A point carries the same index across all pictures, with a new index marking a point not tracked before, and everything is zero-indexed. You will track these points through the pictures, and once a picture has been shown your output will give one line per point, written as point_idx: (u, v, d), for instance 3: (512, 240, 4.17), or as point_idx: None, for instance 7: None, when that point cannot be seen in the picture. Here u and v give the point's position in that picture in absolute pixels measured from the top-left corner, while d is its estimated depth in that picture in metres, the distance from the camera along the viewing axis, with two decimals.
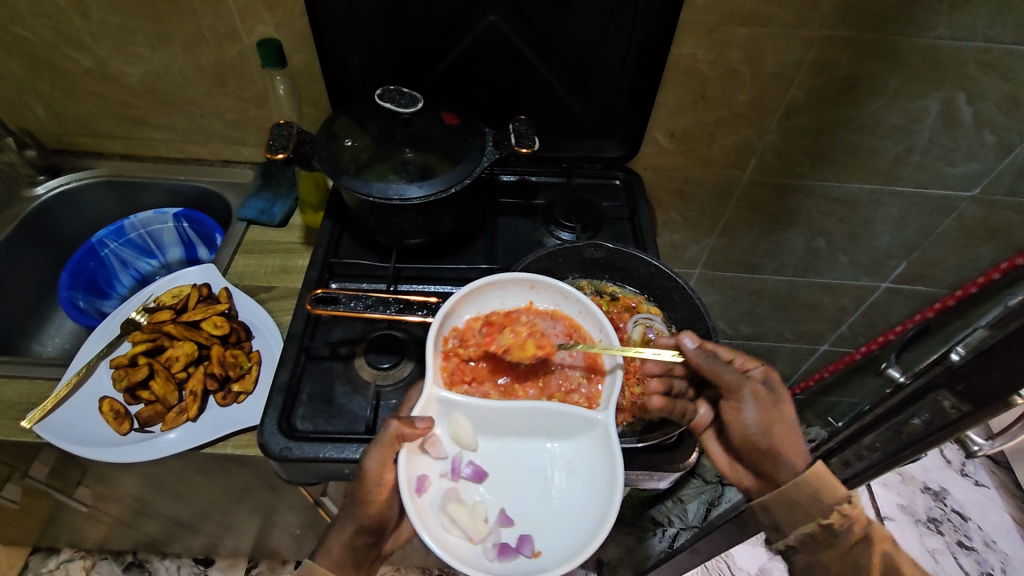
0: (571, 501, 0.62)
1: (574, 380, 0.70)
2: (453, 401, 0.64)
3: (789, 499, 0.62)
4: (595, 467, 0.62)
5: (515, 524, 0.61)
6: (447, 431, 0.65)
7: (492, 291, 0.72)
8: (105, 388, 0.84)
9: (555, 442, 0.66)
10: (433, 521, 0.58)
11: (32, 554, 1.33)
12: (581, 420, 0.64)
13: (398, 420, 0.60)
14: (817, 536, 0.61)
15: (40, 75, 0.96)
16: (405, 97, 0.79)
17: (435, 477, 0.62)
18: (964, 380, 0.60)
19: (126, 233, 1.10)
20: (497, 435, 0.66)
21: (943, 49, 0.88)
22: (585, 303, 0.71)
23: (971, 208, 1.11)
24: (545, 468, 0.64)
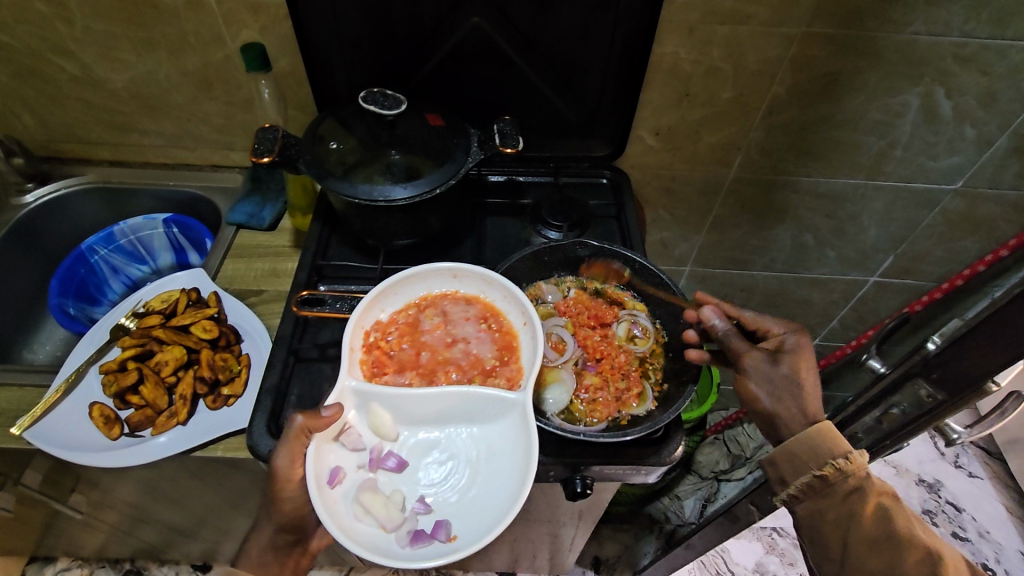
0: (488, 485, 0.64)
1: (493, 364, 0.72)
2: (368, 391, 0.65)
3: (791, 453, 0.63)
4: (512, 451, 0.64)
5: (431, 510, 0.63)
6: (366, 421, 0.66)
7: (413, 281, 0.75)
8: (95, 393, 0.84)
9: (476, 427, 0.68)
10: (345, 512, 0.60)
11: (29, 563, 1.33)
12: (500, 403, 0.66)
13: (303, 415, 0.61)
14: (816, 485, 0.62)
15: (26, 82, 0.96)
16: (389, 99, 0.80)
17: (351, 469, 0.63)
18: (938, 369, 0.64)
19: (116, 239, 1.10)
20: (417, 422, 0.68)
21: (920, 44, 0.89)
22: (508, 287, 0.74)
23: (954, 201, 1.12)
24: (465, 452, 0.66)
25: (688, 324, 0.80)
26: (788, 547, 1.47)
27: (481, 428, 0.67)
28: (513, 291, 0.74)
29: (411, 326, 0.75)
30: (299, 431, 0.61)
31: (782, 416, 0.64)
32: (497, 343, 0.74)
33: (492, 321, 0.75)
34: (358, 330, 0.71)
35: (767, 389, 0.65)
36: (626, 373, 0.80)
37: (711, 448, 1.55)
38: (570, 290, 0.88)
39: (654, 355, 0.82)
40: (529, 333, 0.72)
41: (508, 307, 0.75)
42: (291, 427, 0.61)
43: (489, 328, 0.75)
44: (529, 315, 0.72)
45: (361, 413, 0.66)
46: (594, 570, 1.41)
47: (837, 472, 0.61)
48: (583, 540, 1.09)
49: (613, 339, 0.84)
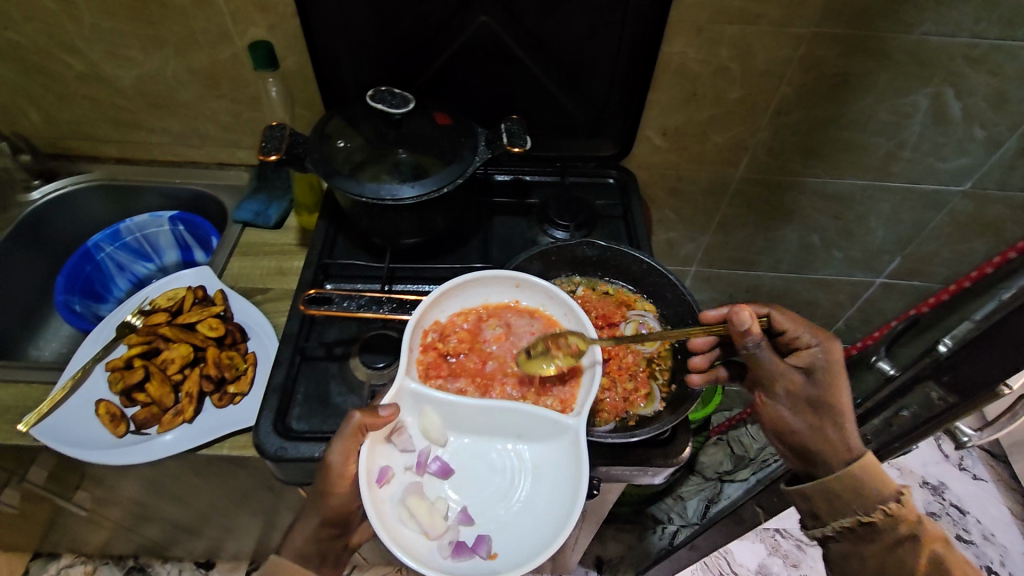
0: (532, 505, 0.64)
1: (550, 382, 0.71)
2: (424, 394, 0.66)
3: (829, 490, 0.62)
4: (561, 474, 0.64)
5: (474, 523, 0.63)
6: (417, 424, 0.67)
7: (477, 286, 0.75)
8: (101, 391, 0.84)
9: (524, 445, 0.68)
10: (390, 513, 0.60)
11: (33, 559, 1.33)
12: (552, 424, 0.65)
13: (361, 412, 0.61)
14: (857, 529, 0.62)
15: (33, 79, 0.96)
16: (397, 98, 0.80)
17: (399, 469, 0.64)
18: (950, 370, 0.63)
19: (122, 236, 1.10)
20: (467, 431, 0.68)
21: (930, 45, 0.88)
22: (570, 305, 0.73)
23: (962, 202, 1.12)
24: (513, 468, 0.66)
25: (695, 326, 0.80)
26: (792, 549, 1.46)
27: (529, 446, 0.67)
28: (575, 309, 0.72)
29: (472, 333, 0.74)
30: (356, 428, 0.61)
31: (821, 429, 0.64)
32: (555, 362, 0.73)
33: (552, 336, 0.74)
34: (418, 330, 0.71)
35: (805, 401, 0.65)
36: (633, 374, 0.79)
37: (716, 449, 1.53)
38: (578, 289, 0.88)
39: (661, 357, 0.81)
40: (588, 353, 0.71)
41: (569, 324, 0.74)
42: (347, 424, 0.61)
43: (548, 344, 0.74)
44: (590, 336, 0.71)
45: (414, 416, 0.67)
46: (597, 569, 1.41)
47: (887, 517, 0.60)
48: (587, 540, 1.09)
49: (621, 339, 0.83)
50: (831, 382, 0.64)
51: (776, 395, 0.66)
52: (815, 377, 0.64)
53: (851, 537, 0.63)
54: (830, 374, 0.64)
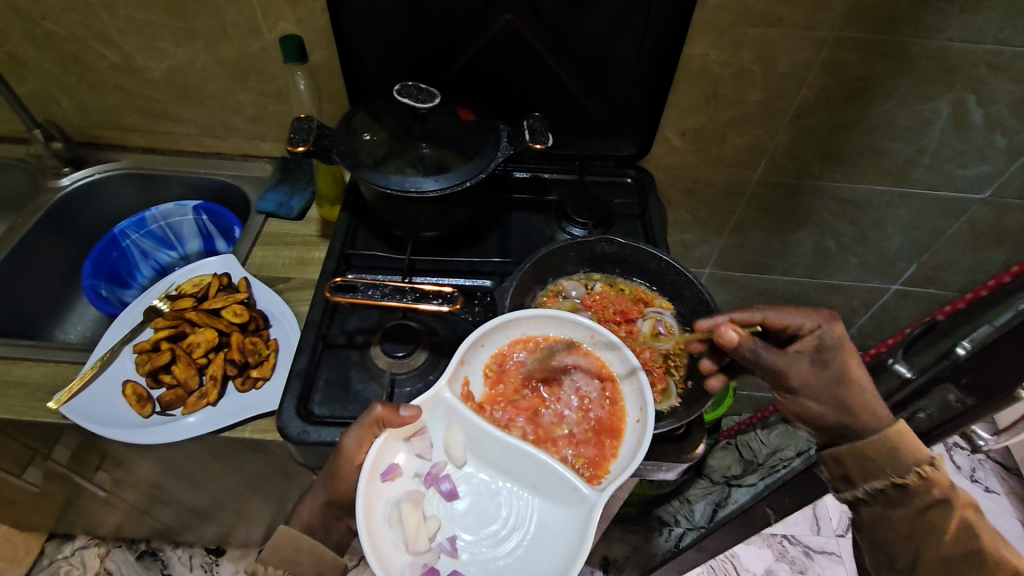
0: (518, 561, 0.62)
1: (587, 449, 0.68)
2: (455, 409, 0.67)
3: (862, 455, 0.63)
4: (560, 543, 0.62)
5: (455, 556, 0.62)
6: (441, 435, 0.67)
7: (549, 326, 0.73)
8: (128, 372, 0.86)
9: (537, 498, 0.66)
10: (381, 510, 0.61)
11: (48, 540, 1.36)
12: (571, 490, 0.64)
13: (382, 406, 0.64)
14: (889, 492, 0.63)
15: (68, 68, 0.99)
16: (423, 93, 0.82)
17: (408, 474, 0.65)
18: (967, 374, 0.64)
19: (147, 224, 1.12)
20: (489, 464, 0.68)
21: (954, 51, 0.89)
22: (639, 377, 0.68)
23: (981, 211, 1.12)
24: (515, 517, 0.65)
25: None
26: (799, 555, 1.46)
27: (541, 503, 0.66)
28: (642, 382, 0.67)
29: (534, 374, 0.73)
30: (374, 419, 0.64)
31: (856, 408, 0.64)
32: (602, 426, 0.69)
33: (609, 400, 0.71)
34: (475, 348, 0.71)
35: (837, 378, 0.65)
36: (650, 369, 0.80)
37: (724, 453, 1.51)
38: (597, 285, 0.89)
39: (677, 353, 0.82)
40: (637, 432, 0.66)
41: (631, 397, 0.69)
42: (367, 414, 0.64)
43: (605, 407, 0.70)
44: (647, 416, 0.65)
45: (441, 426, 0.68)
46: (602, 569, 1.41)
47: (921, 480, 0.61)
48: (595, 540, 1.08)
49: (638, 335, 0.84)
50: (841, 354, 0.65)
51: (803, 378, 0.65)
52: (828, 354, 0.65)
53: (880, 502, 0.64)
54: (839, 348, 0.65)
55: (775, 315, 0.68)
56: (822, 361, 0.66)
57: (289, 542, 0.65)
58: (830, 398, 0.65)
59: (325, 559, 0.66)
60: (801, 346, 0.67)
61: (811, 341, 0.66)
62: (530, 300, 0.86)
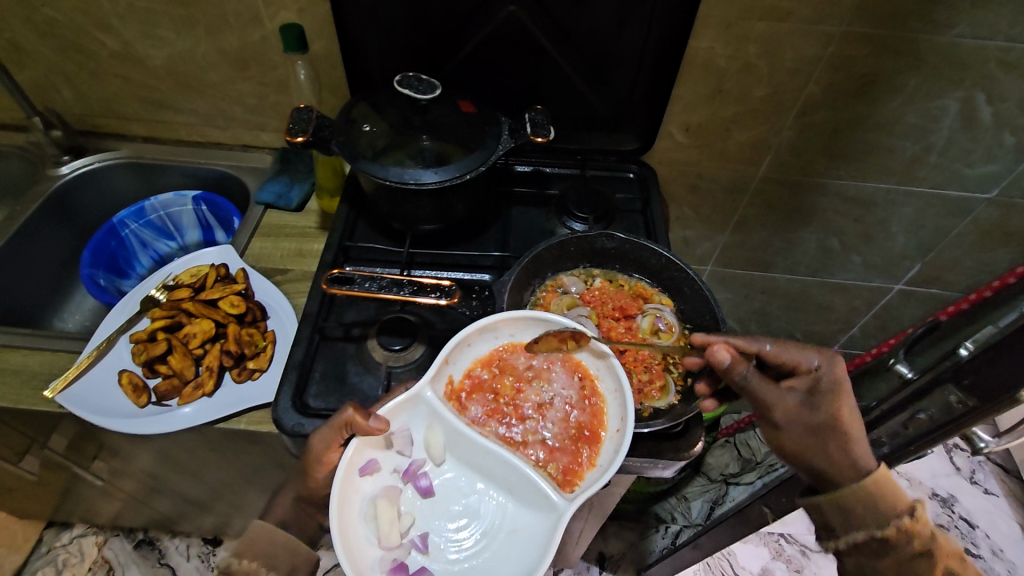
0: (486, 563, 0.62)
1: (565, 456, 0.66)
2: (436, 408, 0.66)
3: (843, 506, 0.62)
4: (528, 548, 0.62)
5: (426, 552, 0.62)
6: (422, 433, 0.67)
7: (537, 329, 0.71)
8: (125, 362, 0.86)
9: (511, 501, 0.66)
10: (357, 504, 0.61)
11: (46, 528, 1.36)
12: (542, 497, 0.63)
13: (353, 409, 0.62)
14: (871, 544, 0.62)
15: (67, 56, 0.98)
16: (424, 83, 0.81)
17: (387, 469, 0.64)
18: (970, 374, 0.63)
19: (146, 214, 1.11)
20: (467, 465, 0.67)
21: (964, 47, 0.87)
22: (623, 387, 0.66)
23: (988, 210, 1.10)
24: (487, 518, 0.65)
25: (712, 321, 0.79)
26: (796, 553, 1.46)
27: (515, 506, 0.65)
28: (624, 390, 0.66)
29: (520, 376, 0.71)
30: (344, 422, 0.62)
31: (840, 457, 0.62)
32: (582, 434, 0.67)
33: (594, 409, 0.69)
34: (463, 348, 0.70)
35: (824, 424, 0.62)
36: (648, 366, 0.80)
37: (722, 451, 1.51)
38: (596, 281, 0.88)
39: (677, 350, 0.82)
40: (615, 443, 0.65)
41: (611, 405, 0.68)
42: (339, 416, 0.62)
43: (589, 415, 0.69)
44: (626, 426, 0.64)
45: (422, 424, 0.67)
46: (599, 566, 1.42)
47: (901, 533, 0.61)
48: (591, 534, 1.09)
49: (637, 331, 0.83)
50: (836, 395, 0.63)
51: (784, 417, 0.63)
52: (822, 397, 0.62)
53: (863, 552, 0.64)
54: (835, 389, 0.62)
55: (773, 350, 0.64)
56: (811, 402, 0.63)
57: (263, 535, 0.65)
58: (815, 441, 0.63)
59: (301, 551, 0.65)
60: (795, 384, 0.64)
61: (806, 380, 0.63)
62: (530, 295, 0.85)
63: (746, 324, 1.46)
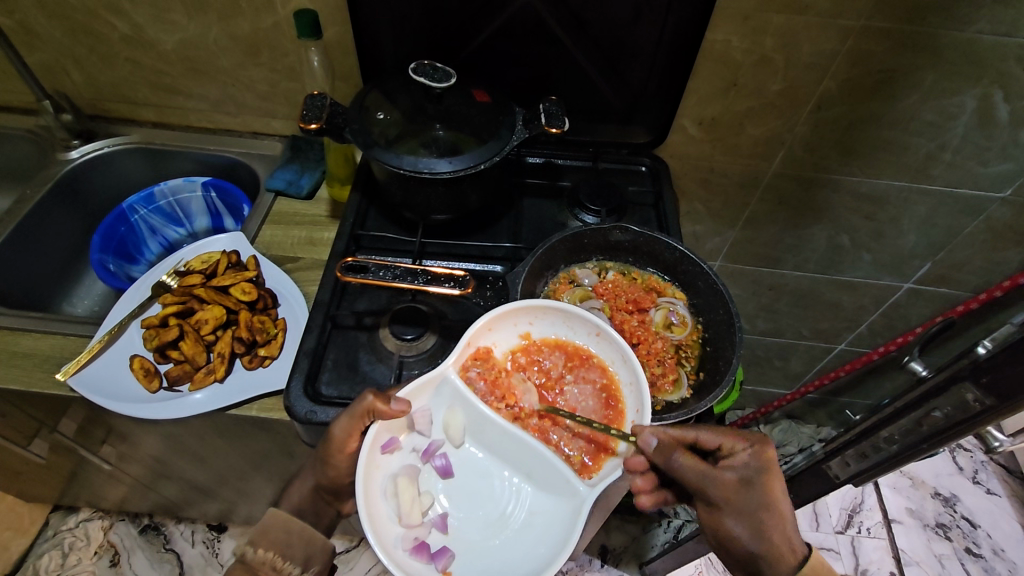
0: (505, 545, 0.62)
1: (580, 442, 0.67)
2: (459, 389, 0.66)
3: None
4: (548, 533, 0.62)
5: (447, 533, 0.62)
6: (442, 414, 0.67)
7: (556, 318, 0.72)
8: (136, 347, 0.86)
9: (530, 486, 0.66)
10: (379, 482, 0.62)
11: (52, 511, 1.37)
12: (564, 482, 0.63)
13: (373, 396, 0.61)
14: None
15: (78, 39, 0.98)
16: (438, 72, 0.79)
17: (407, 449, 0.65)
18: (988, 373, 0.63)
19: (155, 200, 1.11)
20: (485, 449, 0.67)
21: (983, 44, 0.86)
22: (638, 379, 0.67)
23: (1000, 210, 1.10)
24: (505, 501, 0.65)
25: (726, 315, 0.79)
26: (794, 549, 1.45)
27: (532, 490, 0.65)
28: (641, 384, 0.67)
29: (538, 367, 0.72)
30: (365, 409, 0.62)
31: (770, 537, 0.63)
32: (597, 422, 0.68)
33: (609, 400, 0.69)
34: (483, 334, 0.70)
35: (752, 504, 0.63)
36: (662, 359, 0.80)
37: None
38: (609, 274, 0.88)
39: (689, 345, 0.82)
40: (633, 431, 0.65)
41: (629, 397, 0.68)
42: (359, 403, 0.62)
43: (603, 406, 0.69)
44: (643, 416, 0.65)
45: (441, 405, 0.67)
46: (601, 557, 1.42)
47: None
48: (593, 527, 1.09)
49: (650, 325, 0.83)
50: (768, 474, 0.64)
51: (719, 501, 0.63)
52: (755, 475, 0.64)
53: None
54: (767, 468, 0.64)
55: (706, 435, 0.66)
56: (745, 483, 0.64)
57: (278, 525, 0.65)
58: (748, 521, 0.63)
59: (315, 540, 0.66)
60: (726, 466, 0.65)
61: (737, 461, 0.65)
62: (543, 286, 0.85)
63: (753, 321, 1.46)
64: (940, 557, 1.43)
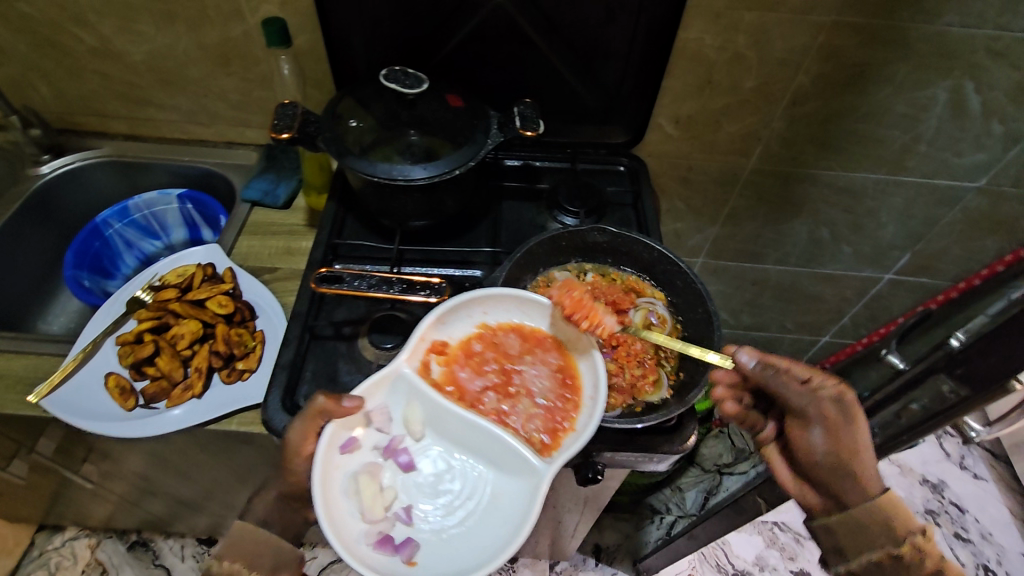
0: (470, 530, 0.62)
1: (539, 420, 0.67)
2: (415, 384, 0.66)
3: (857, 523, 0.63)
4: (511, 514, 0.62)
5: (410, 524, 0.62)
6: (401, 410, 0.67)
7: (509, 305, 0.72)
8: (111, 365, 0.84)
9: (494, 473, 0.66)
10: (339, 482, 0.61)
11: (37, 532, 1.34)
12: (524, 462, 0.63)
13: (324, 396, 0.61)
14: (885, 563, 0.62)
15: (44, 53, 0.96)
16: (410, 78, 0.81)
17: (368, 446, 0.64)
18: (962, 364, 0.65)
19: (130, 214, 1.10)
20: (447, 439, 0.67)
21: (953, 36, 0.87)
22: (593, 354, 0.67)
23: (976, 199, 1.11)
24: (469, 488, 0.65)
25: (705, 313, 0.79)
26: (789, 541, 1.47)
27: (495, 476, 0.65)
28: (596, 360, 0.67)
29: (495, 353, 0.71)
30: (317, 410, 0.61)
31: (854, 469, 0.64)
32: (555, 401, 0.68)
33: (566, 378, 0.69)
34: (437, 325, 0.69)
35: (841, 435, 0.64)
36: (642, 360, 0.80)
37: (716, 441, 1.47)
38: (588, 276, 0.88)
39: (669, 344, 0.82)
40: (591, 406, 0.65)
41: (585, 374, 0.68)
42: (311, 406, 0.61)
43: (560, 386, 0.69)
44: (600, 391, 0.65)
45: (399, 401, 0.67)
46: (595, 556, 1.42)
47: (913, 550, 0.62)
48: (586, 527, 1.10)
49: (630, 326, 0.83)
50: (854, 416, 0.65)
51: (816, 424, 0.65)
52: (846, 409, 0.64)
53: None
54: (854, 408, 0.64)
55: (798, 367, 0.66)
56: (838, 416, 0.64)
57: (242, 536, 0.64)
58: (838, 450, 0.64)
59: (283, 549, 0.65)
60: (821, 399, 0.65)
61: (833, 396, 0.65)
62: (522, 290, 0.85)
63: (738, 316, 1.47)
64: None
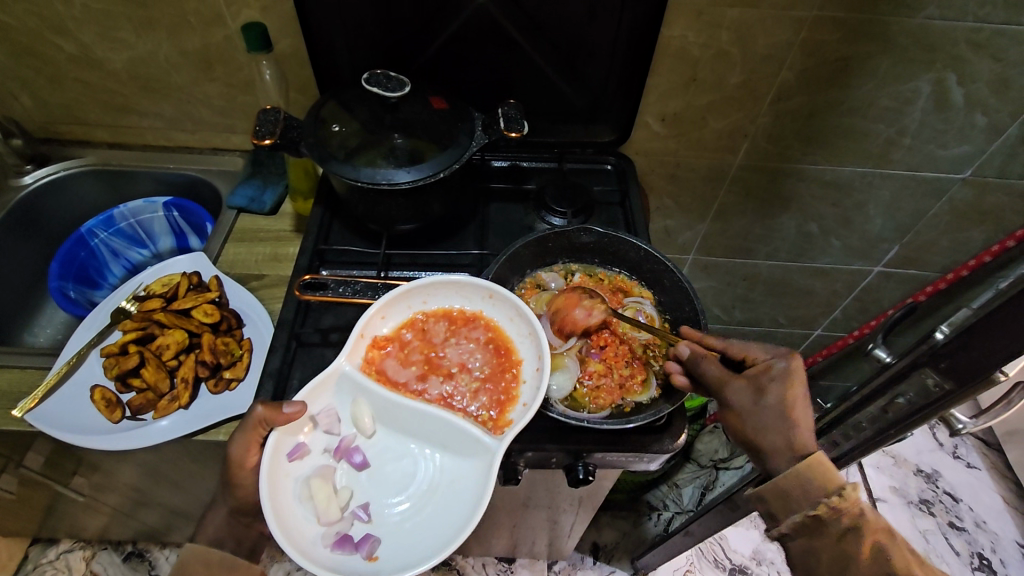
0: (430, 517, 0.62)
1: (485, 398, 0.67)
2: (359, 381, 0.66)
3: (781, 490, 0.63)
4: (467, 495, 0.62)
5: (369, 521, 0.62)
6: (349, 409, 0.66)
7: (447, 290, 0.72)
8: (96, 377, 0.84)
9: (448, 458, 0.66)
10: (290, 489, 0.60)
11: (31, 545, 1.33)
12: (475, 442, 0.64)
13: (262, 406, 0.61)
14: (808, 523, 0.63)
15: (23, 61, 0.95)
16: (392, 81, 0.79)
17: (317, 451, 0.64)
18: (947, 358, 0.64)
19: (115, 222, 1.09)
20: (398, 430, 0.67)
21: (934, 29, 0.87)
22: (534, 325, 0.68)
23: (962, 191, 1.11)
24: (424, 476, 0.65)
25: (692, 312, 0.80)
26: None
27: (450, 460, 0.66)
28: (537, 333, 0.68)
29: (436, 341, 0.71)
30: (257, 420, 0.61)
31: (777, 441, 0.63)
32: (500, 377, 0.69)
33: (507, 353, 0.70)
34: (374, 320, 0.69)
35: (762, 409, 0.64)
36: (630, 360, 0.79)
37: (711, 437, 1.49)
38: (574, 276, 0.88)
39: (657, 344, 0.81)
40: (537, 378, 0.66)
41: (528, 349, 0.69)
42: (250, 417, 0.61)
43: (505, 362, 0.70)
44: (545, 361, 0.66)
45: (343, 401, 0.66)
46: (593, 555, 1.42)
47: (831, 510, 0.61)
48: (582, 526, 1.10)
49: (618, 326, 0.83)
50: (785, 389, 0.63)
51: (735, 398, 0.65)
52: (771, 384, 0.64)
53: (805, 535, 0.64)
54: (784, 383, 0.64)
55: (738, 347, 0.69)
56: (760, 390, 0.64)
57: (193, 558, 0.63)
58: (757, 423, 0.64)
59: (239, 565, 0.65)
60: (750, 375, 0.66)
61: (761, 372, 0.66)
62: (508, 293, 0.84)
63: (730, 311, 1.47)
64: (924, 533, 1.46)
